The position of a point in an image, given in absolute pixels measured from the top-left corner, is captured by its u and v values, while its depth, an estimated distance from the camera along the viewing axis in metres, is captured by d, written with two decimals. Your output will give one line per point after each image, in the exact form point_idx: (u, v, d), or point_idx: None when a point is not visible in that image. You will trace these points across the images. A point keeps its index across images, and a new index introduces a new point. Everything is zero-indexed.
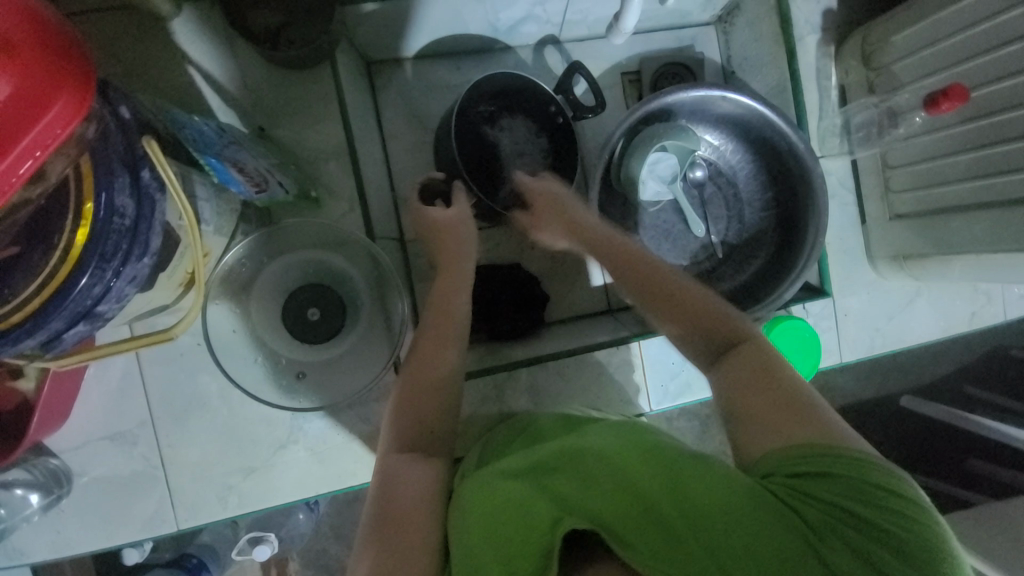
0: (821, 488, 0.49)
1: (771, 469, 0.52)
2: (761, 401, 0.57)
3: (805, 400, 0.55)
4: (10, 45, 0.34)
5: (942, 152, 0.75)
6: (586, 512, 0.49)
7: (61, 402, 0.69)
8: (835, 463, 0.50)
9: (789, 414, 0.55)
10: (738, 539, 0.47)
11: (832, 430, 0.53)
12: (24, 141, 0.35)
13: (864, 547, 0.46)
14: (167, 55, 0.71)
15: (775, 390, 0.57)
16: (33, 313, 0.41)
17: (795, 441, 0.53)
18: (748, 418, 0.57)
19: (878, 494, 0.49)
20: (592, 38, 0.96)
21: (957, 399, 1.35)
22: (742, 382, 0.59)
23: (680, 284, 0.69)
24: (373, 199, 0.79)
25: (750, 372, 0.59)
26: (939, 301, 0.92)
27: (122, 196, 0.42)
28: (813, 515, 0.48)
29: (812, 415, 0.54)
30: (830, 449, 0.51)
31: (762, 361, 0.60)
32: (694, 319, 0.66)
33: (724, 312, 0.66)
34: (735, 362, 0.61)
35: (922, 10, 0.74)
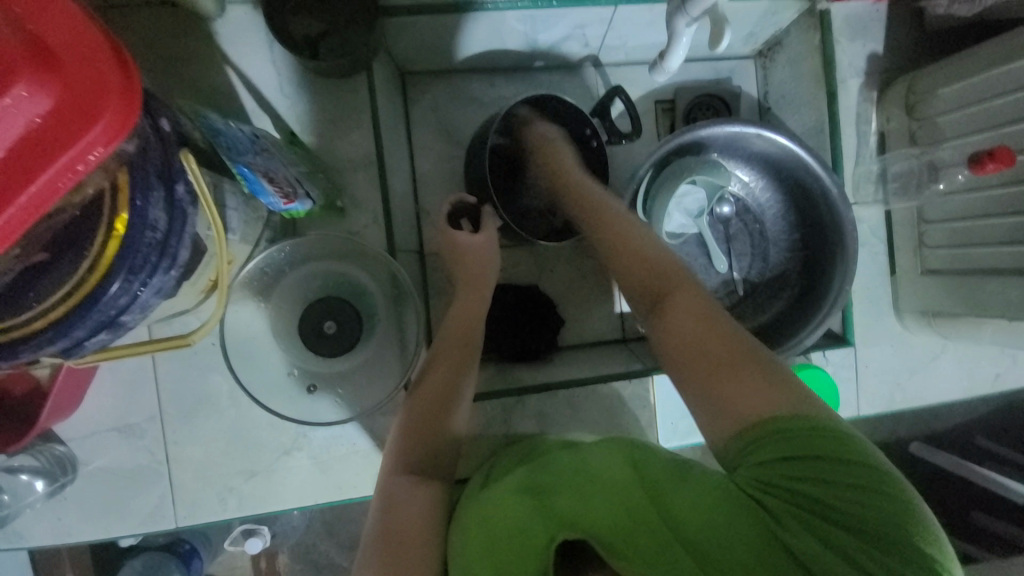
0: (784, 473, 0.48)
1: (734, 458, 0.52)
2: (711, 364, 0.55)
3: (766, 367, 0.54)
4: (57, 60, 0.35)
5: (982, 212, 0.73)
6: (575, 525, 0.48)
7: (74, 391, 0.69)
8: (798, 443, 0.49)
9: (748, 384, 0.53)
10: (715, 541, 0.46)
11: (781, 393, 0.52)
12: (65, 155, 0.35)
13: (828, 532, 0.46)
14: (207, 55, 0.71)
15: (719, 348, 0.56)
16: (56, 320, 0.41)
17: (755, 416, 0.51)
18: (706, 395, 0.55)
19: (842, 471, 0.47)
20: (628, 63, 0.96)
21: (968, 449, 1.31)
22: (687, 339, 0.57)
23: (643, 245, 0.67)
24: (397, 211, 0.79)
25: (705, 335, 0.57)
26: (965, 359, 0.89)
27: (156, 209, 0.42)
28: (775, 506, 0.47)
29: (761, 378, 0.53)
30: (786, 417, 0.50)
31: (715, 320, 0.58)
32: (642, 277, 0.65)
33: (662, 266, 0.65)
34: (683, 323, 0.59)
35: (973, 65, 0.72)
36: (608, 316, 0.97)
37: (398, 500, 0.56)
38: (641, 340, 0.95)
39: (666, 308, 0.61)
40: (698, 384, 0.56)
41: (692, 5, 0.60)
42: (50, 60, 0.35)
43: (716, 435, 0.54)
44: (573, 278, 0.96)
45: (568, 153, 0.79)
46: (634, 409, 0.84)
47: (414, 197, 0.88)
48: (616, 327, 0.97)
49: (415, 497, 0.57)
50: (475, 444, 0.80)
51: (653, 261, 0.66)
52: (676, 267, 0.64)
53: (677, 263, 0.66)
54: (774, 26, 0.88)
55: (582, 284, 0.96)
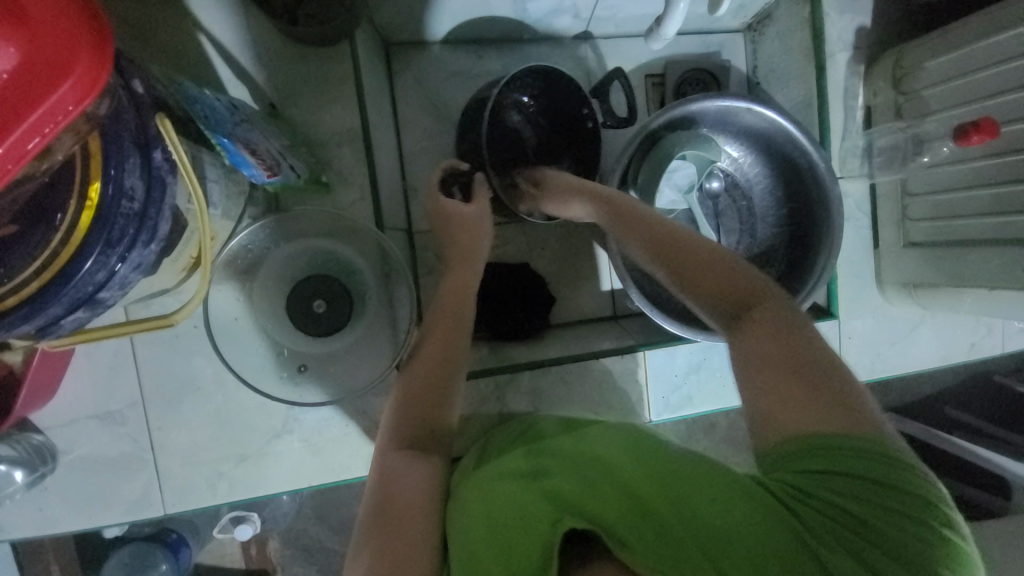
0: (827, 487, 0.47)
1: (778, 463, 0.50)
2: (786, 379, 0.52)
3: (837, 381, 0.52)
4: (23, 13, 0.32)
5: (964, 184, 0.75)
6: (585, 512, 0.48)
7: (49, 377, 0.66)
8: (844, 460, 0.47)
9: (814, 395, 0.51)
10: (737, 542, 0.45)
11: (862, 418, 0.49)
12: (33, 115, 0.32)
13: (863, 551, 0.45)
14: (178, 20, 0.67)
15: (803, 366, 0.52)
16: (29, 297, 0.38)
17: (815, 429, 0.49)
18: (767, 395, 0.52)
19: (885, 494, 0.46)
20: (618, 36, 0.94)
21: (939, 418, 1.37)
22: (764, 349, 0.55)
23: (701, 248, 0.64)
24: (384, 188, 0.76)
25: (771, 339, 0.55)
26: (942, 329, 0.92)
27: (132, 177, 0.40)
28: (811, 517, 0.46)
29: (842, 398, 0.50)
30: (856, 443, 0.48)
31: (786, 329, 0.56)
32: (719, 279, 0.61)
33: (750, 274, 0.61)
34: (753, 331, 0.57)
35: (959, 38, 0.73)
36: (599, 293, 0.97)
37: (397, 476, 0.55)
38: (632, 317, 0.96)
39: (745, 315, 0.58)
40: (761, 388, 0.53)
41: None
42: (15, 13, 0.32)
43: (768, 437, 0.52)
44: (563, 255, 0.96)
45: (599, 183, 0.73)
46: (626, 384, 0.85)
47: (400, 173, 0.85)
48: (607, 305, 0.98)
49: (414, 469, 0.56)
50: (469, 422, 0.80)
51: (716, 261, 0.62)
52: (747, 274, 0.61)
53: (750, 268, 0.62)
54: None
55: (573, 262, 0.96)
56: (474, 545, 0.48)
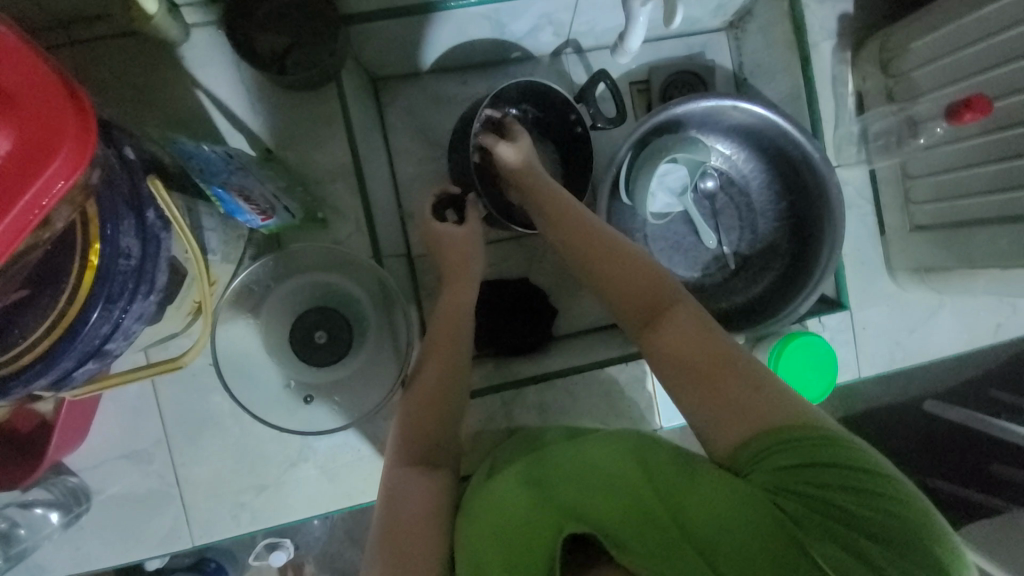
0: (804, 478, 0.46)
1: (749, 466, 0.49)
2: (716, 387, 0.52)
3: (761, 376, 0.52)
4: (10, 96, 0.35)
5: (965, 163, 0.72)
6: (589, 520, 0.48)
7: (78, 422, 0.71)
8: (814, 451, 0.47)
9: (754, 403, 0.51)
10: (724, 533, 0.45)
11: (791, 408, 0.50)
12: (29, 191, 0.35)
13: (844, 536, 0.44)
14: (176, 80, 0.72)
15: (727, 368, 0.53)
16: (43, 354, 0.42)
17: (762, 429, 0.50)
18: (709, 407, 0.52)
19: (859, 479, 0.46)
20: (600, 48, 0.95)
21: (979, 402, 1.30)
22: (691, 355, 0.55)
23: (614, 252, 0.64)
24: (379, 218, 0.79)
25: (701, 348, 0.55)
26: (964, 312, 0.88)
27: (128, 237, 0.43)
28: (795, 510, 0.46)
29: (774, 396, 0.51)
30: (800, 434, 0.48)
31: (709, 332, 0.56)
32: (636, 290, 0.61)
33: (654, 278, 0.61)
34: (683, 341, 0.56)
35: (941, 17, 0.71)
36: (602, 301, 0.97)
37: (403, 496, 0.56)
38: None
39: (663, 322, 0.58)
40: (698, 399, 0.53)
41: None
42: (5, 98, 0.35)
43: (725, 443, 0.51)
44: (562, 267, 0.97)
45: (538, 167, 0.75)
46: (634, 392, 0.84)
47: (396, 201, 0.88)
48: (610, 312, 0.98)
49: (419, 484, 0.58)
50: (477, 441, 0.80)
51: (642, 278, 0.61)
52: (665, 283, 0.61)
53: (670, 277, 0.62)
54: None
55: (573, 272, 0.97)
56: (478, 555, 0.49)
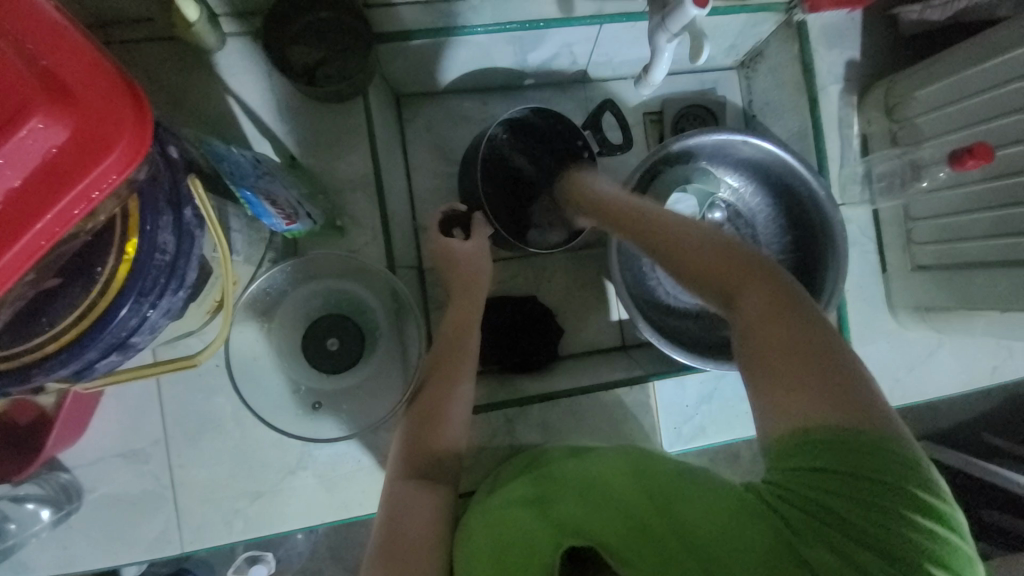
0: (818, 484, 0.44)
1: (778, 459, 0.46)
2: (779, 363, 0.47)
3: (834, 362, 0.46)
4: (68, 91, 0.36)
5: (966, 207, 0.75)
6: (587, 533, 0.49)
7: (79, 416, 0.70)
8: (848, 456, 0.43)
9: (821, 390, 0.45)
10: (723, 544, 0.46)
11: (860, 405, 0.44)
12: (80, 184, 0.36)
13: (849, 550, 0.42)
14: (208, 84, 0.74)
15: (796, 347, 0.47)
16: (68, 344, 0.42)
17: (814, 420, 0.44)
18: (761, 384, 0.48)
19: (884, 494, 0.42)
20: (616, 78, 0.99)
21: (973, 445, 1.30)
22: (752, 328, 0.50)
23: (688, 227, 0.60)
24: (395, 229, 0.80)
25: (770, 323, 0.49)
26: (961, 353, 0.90)
27: (165, 234, 0.44)
28: (793, 516, 0.45)
29: (844, 390, 0.45)
30: (857, 435, 0.43)
31: (783, 309, 0.50)
32: (708, 258, 0.56)
33: (729, 250, 0.56)
34: (744, 315, 0.51)
35: (945, 69, 0.75)
36: (607, 323, 0.98)
37: (405, 507, 0.56)
38: (641, 347, 0.96)
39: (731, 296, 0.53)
40: (755, 371, 0.48)
41: (672, 21, 0.62)
42: (63, 92, 0.36)
43: (768, 428, 0.47)
44: (570, 288, 0.98)
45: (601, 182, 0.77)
46: (637, 415, 0.84)
47: (411, 214, 0.89)
48: (615, 335, 0.98)
49: (421, 499, 0.57)
50: (479, 457, 0.80)
51: (717, 250, 0.56)
52: (746, 257, 0.55)
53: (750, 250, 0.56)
54: (754, 37, 0.91)
55: (580, 293, 0.98)
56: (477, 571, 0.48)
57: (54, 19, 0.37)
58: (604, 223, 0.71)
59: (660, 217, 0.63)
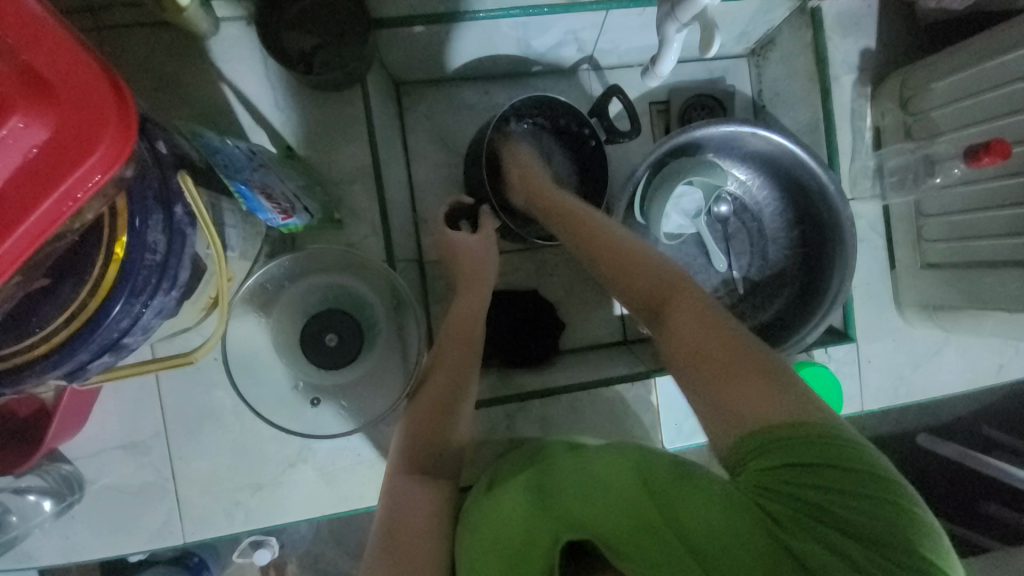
0: (788, 480, 0.45)
1: (741, 463, 0.49)
2: (722, 375, 0.51)
3: (769, 366, 0.51)
4: (49, 87, 0.35)
5: (979, 205, 0.73)
6: (587, 529, 0.47)
7: (78, 409, 0.70)
8: (805, 450, 0.46)
9: (748, 388, 0.50)
10: (719, 544, 0.45)
11: (796, 402, 0.49)
12: (62, 184, 0.35)
13: (830, 538, 0.44)
14: (202, 72, 0.72)
15: (729, 359, 0.51)
16: (58, 345, 0.42)
17: (762, 424, 0.48)
18: (707, 392, 0.51)
19: (843, 479, 0.45)
20: (622, 66, 0.96)
21: (975, 439, 1.30)
22: (693, 342, 0.54)
23: (630, 243, 0.65)
24: (395, 222, 0.79)
25: (707, 336, 0.54)
26: (968, 350, 0.89)
27: (155, 232, 0.43)
28: (778, 510, 0.45)
29: (782, 392, 0.49)
30: (807, 430, 0.47)
31: (709, 320, 0.55)
32: (640, 278, 0.62)
33: (651, 269, 0.62)
34: (686, 327, 0.55)
35: (964, 60, 0.72)
36: (609, 317, 0.97)
37: (405, 503, 0.56)
38: (643, 342, 0.96)
39: (668, 310, 0.58)
40: (703, 386, 0.52)
41: (681, 10, 0.60)
42: (44, 89, 0.35)
43: (724, 437, 0.50)
44: (572, 282, 0.97)
45: (540, 173, 0.78)
46: (638, 411, 0.83)
47: (411, 206, 0.88)
48: (617, 329, 0.97)
49: (420, 495, 0.57)
50: (479, 452, 0.80)
51: (654, 267, 0.62)
52: (677, 276, 0.60)
53: (678, 270, 0.62)
54: (766, 23, 0.88)
55: (582, 287, 0.97)
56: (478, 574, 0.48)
57: (32, 8, 0.35)
58: (553, 221, 0.73)
59: (608, 228, 0.67)
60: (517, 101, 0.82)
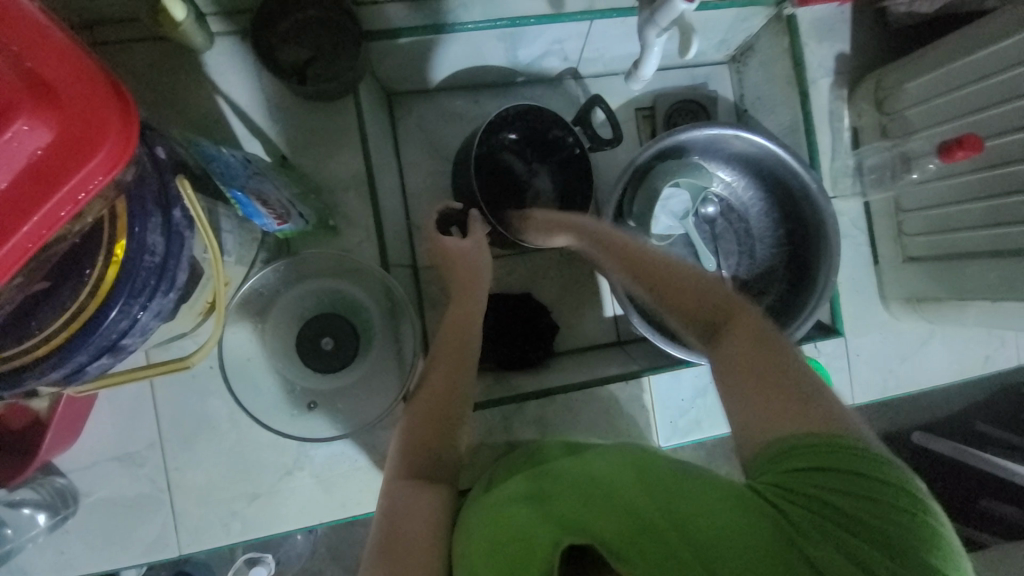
0: (814, 481, 0.48)
1: (766, 468, 0.51)
2: (768, 393, 0.55)
3: (808, 388, 0.55)
4: (52, 91, 0.36)
5: (955, 198, 0.76)
6: (589, 532, 0.47)
7: (73, 420, 0.69)
8: (830, 457, 0.49)
9: (789, 402, 0.53)
10: (731, 546, 0.45)
11: (827, 420, 0.51)
12: (66, 186, 0.36)
13: (847, 543, 0.44)
14: (198, 85, 0.73)
15: (775, 377, 0.56)
16: (58, 347, 0.42)
17: (799, 431, 0.51)
18: (746, 405, 0.55)
19: (866, 486, 0.47)
20: (608, 74, 0.99)
21: (967, 434, 1.31)
22: (745, 358, 0.58)
23: (687, 274, 0.70)
24: (388, 228, 0.80)
25: (756, 357, 0.58)
26: (953, 342, 0.91)
27: (154, 234, 0.44)
28: (796, 512, 0.47)
29: (816, 409, 0.52)
30: (835, 441, 0.49)
31: (763, 344, 0.59)
32: (698, 304, 0.67)
33: (715, 297, 0.66)
34: (737, 348, 0.60)
35: (934, 60, 0.76)
36: (602, 319, 0.99)
37: (404, 510, 0.55)
38: (636, 342, 0.97)
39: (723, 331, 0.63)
40: (744, 399, 0.56)
41: (660, 16, 0.63)
42: (46, 92, 0.36)
43: (754, 445, 0.54)
44: (565, 284, 0.98)
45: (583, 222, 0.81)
46: (633, 410, 0.84)
47: (404, 213, 0.89)
48: (610, 331, 0.99)
49: (420, 501, 0.56)
50: (476, 455, 0.80)
51: (705, 297, 0.67)
52: (733, 303, 0.65)
53: (736, 298, 0.66)
54: (745, 31, 0.91)
55: (575, 290, 0.98)
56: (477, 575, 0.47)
57: (33, 16, 0.36)
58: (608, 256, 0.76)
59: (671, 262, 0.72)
60: (501, 110, 0.84)
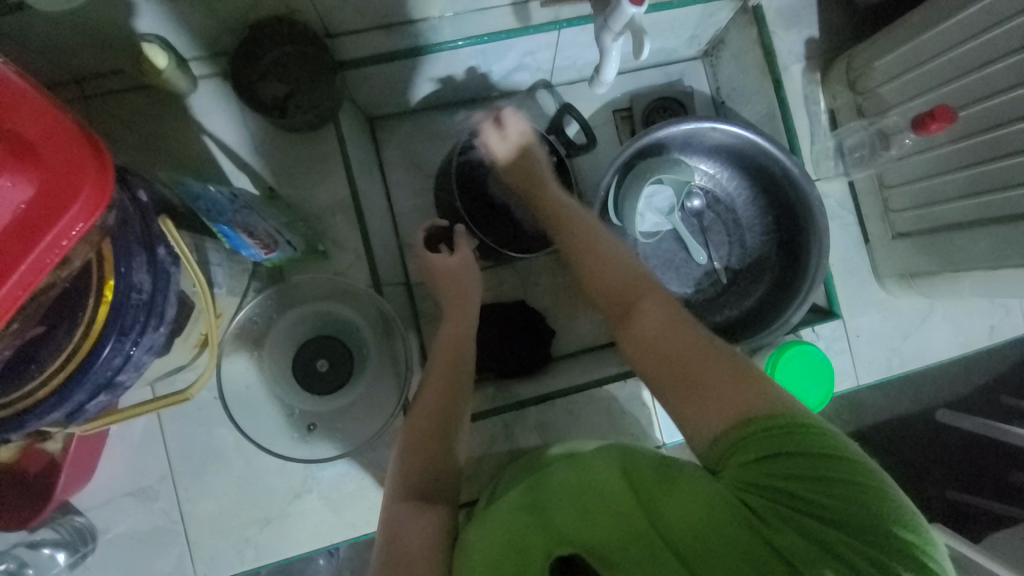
0: (771, 471, 0.47)
1: (725, 462, 0.50)
2: (692, 375, 0.55)
3: (734, 367, 0.55)
4: (35, 149, 0.39)
5: (936, 170, 0.76)
6: (574, 541, 0.46)
7: (86, 458, 0.72)
8: (782, 441, 0.48)
9: (720, 391, 0.53)
10: (703, 546, 0.44)
11: (761, 397, 0.52)
12: (49, 234, 0.38)
13: (814, 529, 0.44)
14: (185, 127, 0.77)
15: (698, 361, 0.56)
16: (56, 387, 0.44)
17: (737, 416, 0.51)
18: (682, 394, 0.55)
19: (822, 466, 0.47)
20: (583, 80, 1.01)
21: (992, 408, 1.27)
22: (655, 337, 0.59)
23: (617, 259, 0.69)
24: (377, 248, 0.82)
25: (669, 335, 0.59)
26: (955, 315, 0.89)
27: (140, 273, 0.47)
28: (762, 504, 0.46)
29: (750, 388, 0.53)
30: (777, 422, 0.49)
31: (676, 329, 0.59)
32: (615, 290, 0.67)
33: (629, 281, 0.66)
34: (648, 333, 0.60)
35: (901, 36, 0.76)
36: (598, 320, 0.99)
37: (403, 529, 0.56)
38: None
39: (635, 313, 0.63)
40: (677, 389, 0.56)
41: (613, 21, 0.64)
42: (30, 151, 0.39)
43: (699, 435, 0.54)
44: (558, 289, 0.99)
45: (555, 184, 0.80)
46: (634, 409, 0.84)
47: (394, 233, 0.91)
48: (607, 332, 0.99)
49: (420, 519, 0.57)
50: (480, 465, 0.80)
51: (624, 279, 0.67)
52: (645, 285, 0.65)
53: (653, 281, 0.66)
54: (713, 25, 0.93)
55: (568, 294, 0.99)
56: None
57: (17, 84, 0.40)
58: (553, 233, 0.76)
59: (596, 244, 0.71)
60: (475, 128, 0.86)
